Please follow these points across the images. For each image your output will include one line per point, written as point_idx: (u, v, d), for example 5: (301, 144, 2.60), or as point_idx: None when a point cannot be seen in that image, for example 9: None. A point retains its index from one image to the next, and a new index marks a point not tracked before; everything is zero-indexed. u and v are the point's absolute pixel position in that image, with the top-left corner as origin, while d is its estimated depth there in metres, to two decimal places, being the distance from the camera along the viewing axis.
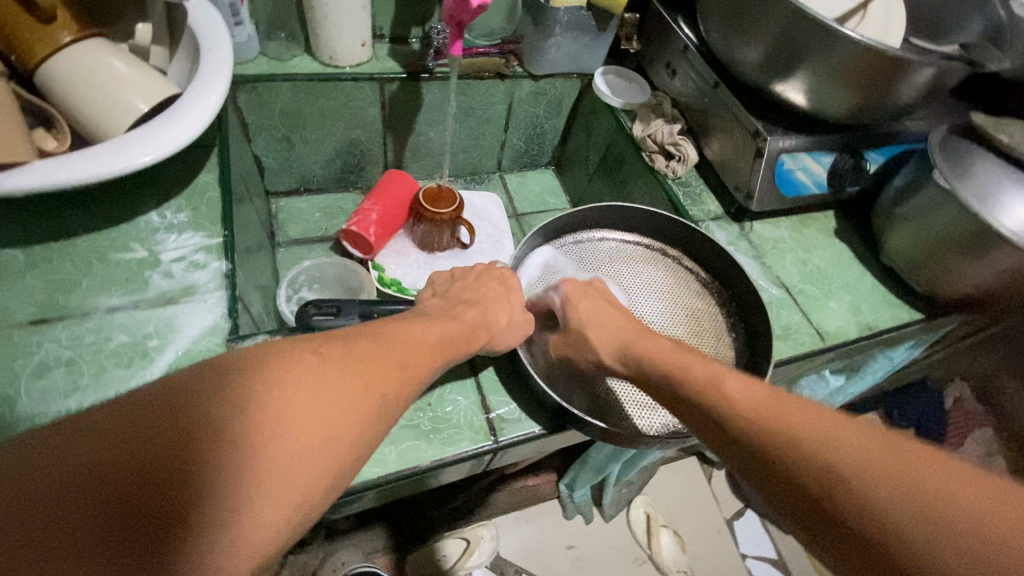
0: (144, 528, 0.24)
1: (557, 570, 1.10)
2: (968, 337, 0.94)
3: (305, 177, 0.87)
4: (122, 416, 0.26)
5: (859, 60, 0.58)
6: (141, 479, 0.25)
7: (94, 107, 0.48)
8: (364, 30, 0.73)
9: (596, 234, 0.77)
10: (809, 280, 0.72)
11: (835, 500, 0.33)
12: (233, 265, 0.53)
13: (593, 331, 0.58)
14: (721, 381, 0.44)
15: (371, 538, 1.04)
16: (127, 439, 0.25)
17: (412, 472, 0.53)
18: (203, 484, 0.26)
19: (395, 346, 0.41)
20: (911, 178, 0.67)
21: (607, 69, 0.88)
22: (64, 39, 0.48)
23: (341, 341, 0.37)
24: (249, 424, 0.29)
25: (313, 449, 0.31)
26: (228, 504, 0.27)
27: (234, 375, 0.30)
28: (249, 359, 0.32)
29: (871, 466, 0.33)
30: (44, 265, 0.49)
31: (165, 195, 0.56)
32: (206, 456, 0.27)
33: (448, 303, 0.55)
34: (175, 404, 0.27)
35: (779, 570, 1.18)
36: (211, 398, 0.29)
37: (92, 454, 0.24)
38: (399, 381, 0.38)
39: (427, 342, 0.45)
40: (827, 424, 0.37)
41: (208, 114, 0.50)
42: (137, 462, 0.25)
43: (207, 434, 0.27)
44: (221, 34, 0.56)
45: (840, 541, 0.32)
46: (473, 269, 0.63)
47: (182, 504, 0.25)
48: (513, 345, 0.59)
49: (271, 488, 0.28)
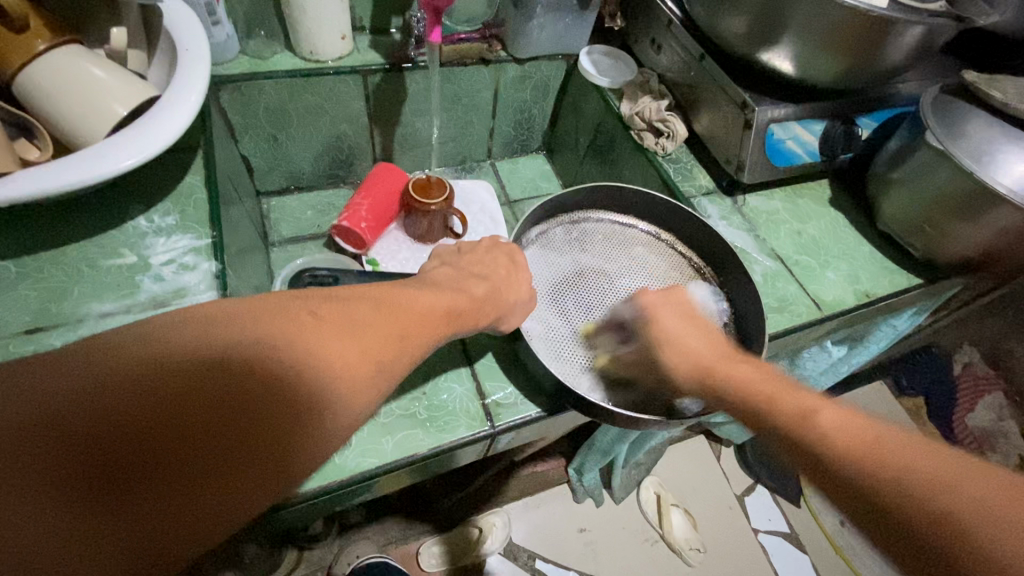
0: (202, 433, 0.29)
1: (569, 553, 1.11)
2: (972, 301, 0.93)
3: (294, 175, 0.87)
4: (165, 344, 0.30)
5: (846, 23, 0.57)
6: (185, 401, 0.29)
7: (74, 115, 0.48)
8: (342, 22, 0.73)
9: (590, 216, 0.77)
10: (804, 251, 0.72)
11: (901, 511, 0.32)
12: (223, 265, 0.53)
13: (677, 344, 0.53)
14: (798, 395, 0.42)
15: (384, 531, 1.04)
16: (172, 363, 0.29)
17: (410, 461, 0.53)
18: (188, 430, 0.28)
19: (398, 312, 0.41)
20: (905, 141, 0.66)
21: (593, 48, 0.87)
22: (39, 48, 0.48)
23: (341, 303, 0.38)
24: (232, 380, 0.30)
25: (314, 395, 0.33)
26: (267, 416, 0.31)
27: (240, 323, 0.33)
28: (247, 315, 0.34)
29: (942, 487, 0.32)
30: (36, 275, 0.50)
31: (152, 199, 0.56)
32: (242, 375, 0.31)
33: (456, 275, 0.54)
34: (205, 335, 0.31)
35: (792, 543, 1.19)
36: (229, 332, 0.32)
37: (82, 392, 0.27)
38: (396, 351, 0.39)
39: (433, 311, 0.45)
40: (884, 430, 0.36)
41: (188, 114, 0.50)
42: (143, 403, 0.28)
43: (236, 360, 0.31)
44: (197, 33, 0.56)
45: (903, 552, 0.32)
46: (480, 243, 0.62)
47: (158, 451, 0.27)
48: (518, 326, 0.59)
49: (243, 451, 0.30)
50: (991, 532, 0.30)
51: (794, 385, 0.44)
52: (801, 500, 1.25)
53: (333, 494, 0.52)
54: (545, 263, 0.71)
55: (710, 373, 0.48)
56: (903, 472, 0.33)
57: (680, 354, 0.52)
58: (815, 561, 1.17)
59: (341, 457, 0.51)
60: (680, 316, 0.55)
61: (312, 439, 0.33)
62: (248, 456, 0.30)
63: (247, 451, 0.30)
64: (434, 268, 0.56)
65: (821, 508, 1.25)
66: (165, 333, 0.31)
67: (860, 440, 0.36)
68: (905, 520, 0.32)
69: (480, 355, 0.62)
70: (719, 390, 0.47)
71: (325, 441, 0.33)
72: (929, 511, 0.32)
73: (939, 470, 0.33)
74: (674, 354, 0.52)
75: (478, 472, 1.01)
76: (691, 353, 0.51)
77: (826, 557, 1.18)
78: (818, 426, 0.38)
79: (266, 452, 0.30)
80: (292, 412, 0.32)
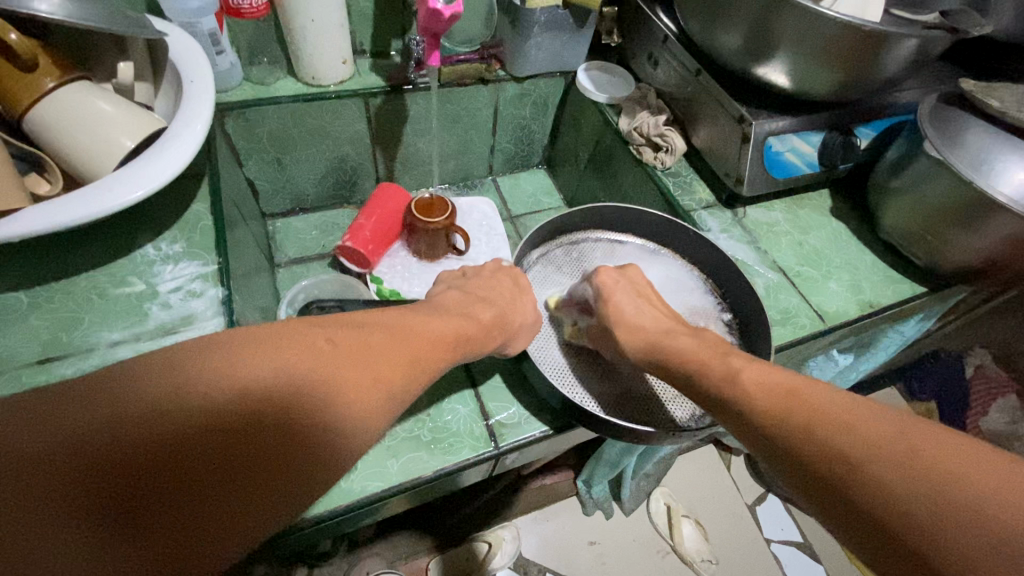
0: (219, 464, 0.29)
1: (580, 567, 1.10)
2: (979, 307, 0.92)
3: (299, 197, 0.89)
4: (189, 370, 0.31)
5: (839, 37, 0.57)
6: (205, 429, 0.29)
7: (83, 149, 0.50)
8: (343, 47, 0.74)
9: (592, 234, 0.77)
10: (806, 261, 0.72)
11: (843, 479, 0.36)
12: (230, 291, 0.53)
13: (626, 319, 0.58)
14: (726, 360, 0.48)
15: (394, 547, 1.05)
16: (196, 389, 0.30)
17: (414, 483, 0.54)
18: (206, 458, 0.29)
19: (407, 340, 0.42)
20: (904, 150, 0.66)
21: (590, 65, 0.88)
22: (48, 84, 0.49)
23: (356, 331, 0.39)
24: (244, 406, 0.31)
25: (321, 431, 0.33)
26: (280, 447, 0.31)
27: (259, 351, 0.34)
28: (265, 341, 0.34)
29: (879, 457, 0.35)
30: (46, 305, 0.51)
31: (159, 227, 0.57)
32: (261, 404, 0.31)
33: (464, 299, 0.55)
34: (228, 361, 0.32)
35: (805, 554, 1.17)
36: (251, 359, 0.33)
37: (96, 422, 0.27)
38: (405, 377, 0.40)
39: (440, 334, 0.46)
40: (841, 406, 0.39)
41: (195, 144, 0.51)
42: (166, 430, 0.28)
43: (255, 388, 0.32)
44: (202, 65, 0.57)
45: (840, 512, 0.36)
46: (485, 266, 0.63)
47: (172, 478, 0.28)
48: (524, 346, 0.59)
49: (257, 474, 0.30)
50: (869, 454, 0.35)
51: (727, 354, 0.49)
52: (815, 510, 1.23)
53: (341, 518, 0.52)
54: (548, 283, 0.72)
55: (655, 344, 0.55)
56: (843, 446, 0.37)
57: (631, 331, 0.57)
58: (830, 571, 1.16)
59: (347, 480, 0.52)
60: (632, 294, 0.61)
61: (325, 463, 0.33)
62: (260, 482, 0.30)
63: (259, 476, 0.30)
64: (440, 293, 0.57)
65: None
66: (182, 360, 0.31)
67: (816, 426, 0.39)
68: (805, 453, 0.38)
69: (484, 375, 0.63)
70: (687, 378, 0.50)
71: (337, 466, 0.34)
72: (852, 466, 0.36)
73: (836, 409, 0.39)
74: (624, 335, 0.57)
75: (486, 488, 1.01)
76: (641, 330, 0.57)
77: (841, 567, 1.17)
78: (741, 385, 0.45)
79: (276, 483, 0.31)
80: (308, 437, 0.32)
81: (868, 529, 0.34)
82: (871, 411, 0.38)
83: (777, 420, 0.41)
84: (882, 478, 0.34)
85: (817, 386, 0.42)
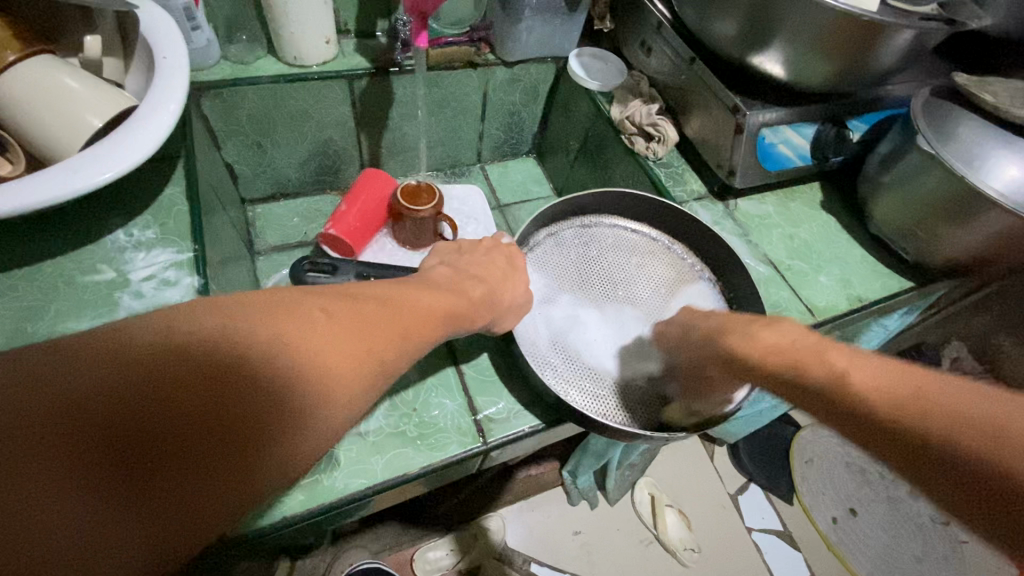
0: (220, 432, 0.28)
1: (564, 557, 1.11)
2: (959, 301, 0.94)
3: (280, 182, 0.86)
4: (183, 331, 0.29)
5: (837, 27, 0.56)
6: (205, 396, 0.28)
7: (48, 128, 0.47)
8: (327, 26, 0.71)
9: (605, 220, 0.76)
10: (797, 255, 0.71)
11: (959, 464, 0.32)
12: (206, 280, 0.51)
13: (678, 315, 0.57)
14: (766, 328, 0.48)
15: (379, 537, 1.03)
16: (193, 353, 0.28)
17: (400, 480, 0.52)
18: (206, 423, 0.27)
19: (402, 310, 0.40)
20: (896, 145, 0.66)
21: (582, 50, 0.87)
22: (9, 58, 0.46)
23: (352, 300, 0.37)
24: (243, 373, 0.29)
25: (319, 397, 0.32)
26: (279, 412, 0.30)
27: (254, 315, 0.32)
28: (260, 305, 0.33)
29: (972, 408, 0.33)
30: (9, 294, 0.48)
31: (131, 212, 0.54)
32: (258, 370, 0.30)
33: (456, 275, 0.52)
34: (225, 322, 0.30)
35: (786, 542, 1.19)
36: (247, 321, 0.31)
37: (86, 386, 0.25)
38: (401, 348, 0.38)
39: (433, 309, 0.43)
40: (923, 375, 0.37)
41: (168, 123, 0.49)
42: (164, 395, 0.27)
43: (253, 354, 0.30)
44: (175, 42, 0.54)
45: (921, 475, 0.34)
46: (481, 243, 0.62)
47: (170, 437, 0.26)
48: (512, 327, 0.58)
49: (256, 443, 0.29)
50: (951, 412, 0.34)
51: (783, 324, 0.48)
52: (795, 498, 1.25)
53: (321, 516, 0.50)
54: (552, 261, 0.71)
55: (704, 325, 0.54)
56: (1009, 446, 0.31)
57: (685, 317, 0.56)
58: (808, 558, 1.18)
59: (330, 477, 0.50)
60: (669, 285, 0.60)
61: (309, 433, 0.31)
62: (257, 444, 0.29)
63: (246, 446, 0.29)
64: (432, 268, 0.54)
65: (814, 504, 1.24)
66: (175, 320, 0.29)
67: (891, 396, 0.36)
68: (878, 420, 0.37)
69: (473, 369, 0.61)
70: (781, 377, 0.44)
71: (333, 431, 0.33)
72: (937, 430, 0.34)
73: (900, 376, 0.38)
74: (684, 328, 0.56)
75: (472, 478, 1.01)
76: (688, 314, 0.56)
77: (819, 555, 1.19)
78: (792, 356, 0.44)
79: (273, 449, 0.30)
80: (305, 403, 0.31)
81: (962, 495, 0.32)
82: (933, 376, 0.37)
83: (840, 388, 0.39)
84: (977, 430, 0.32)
85: (908, 370, 0.38)
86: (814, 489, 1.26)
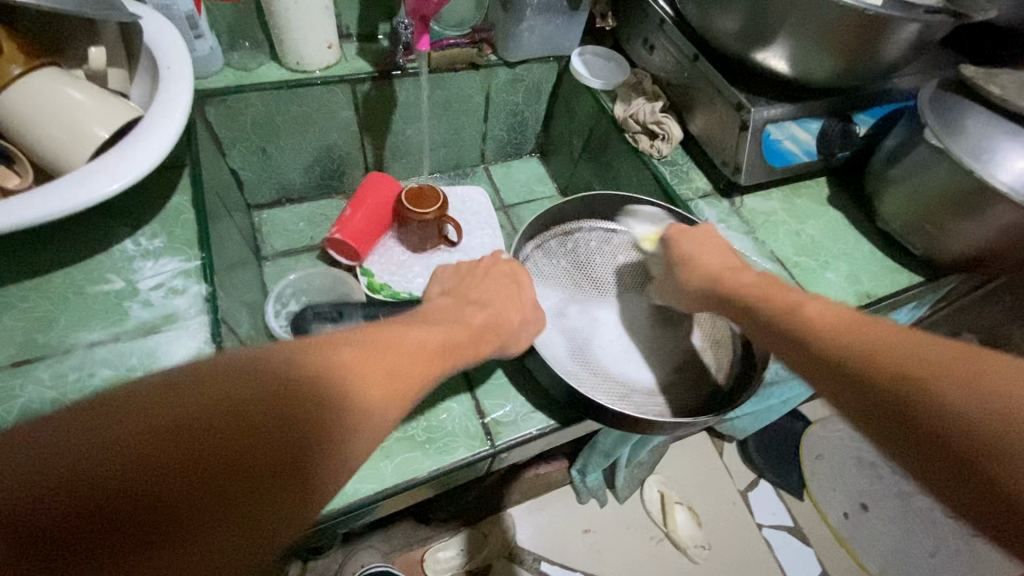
0: (245, 477, 0.28)
1: (574, 556, 1.11)
2: (970, 294, 0.93)
3: (285, 186, 0.86)
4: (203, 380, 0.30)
5: (841, 21, 0.56)
6: (229, 443, 0.28)
7: (54, 140, 0.47)
8: (329, 31, 0.71)
9: (585, 225, 0.76)
10: (804, 252, 0.71)
11: (928, 419, 0.34)
12: (213, 287, 0.51)
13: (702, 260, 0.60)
14: (788, 296, 0.50)
15: (390, 538, 1.03)
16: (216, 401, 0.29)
17: (410, 484, 0.53)
18: (232, 469, 0.28)
19: (398, 350, 0.41)
20: (904, 137, 0.66)
21: (584, 49, 0.86)
22: (14, 72, 0.46)
23: (348, 344, 0.38)
24: (263, 415, 0.30)
25: (335, 435, 0.32)
26: (302, 452, 0.30)
27: (266, 360, 0.32)
28: (272, 351, 0.33)
29: (992, 388, 0.33)
30: (20, 305, 0.48)
31: (138, 222, 0.55)
32: (277, 411, 0.30)
33: (455, 305, 0.54)
34: (241, 370, 0.31)
35: (797, 538, 1.19)
36: (262, 367, 0.32)
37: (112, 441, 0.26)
38: (401, 386, 0.39)
39: (429, 346, 0.44)
40: (924, 347, 0.38)
41: (173, 132, 0.49)
42: (191, 444, 0.27)
43: (274, 396, 0.30)
44: (179, 51, 0.54)
45: (891, 429, 0.36)
46: (482, 261, 0.62)
47: (198, 487, 0.26)
48: (526, 346, 0.58)
49: (280, 485, 0.29)
50: (943, 378, 0.35)
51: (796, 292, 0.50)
52: (805, 494, 1.24)
53: (332, 522, 0.51)
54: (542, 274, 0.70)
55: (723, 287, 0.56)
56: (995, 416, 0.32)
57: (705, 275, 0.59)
58: (820, 554, 1.17)
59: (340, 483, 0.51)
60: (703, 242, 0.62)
61: (328, 471, 0.32)
62: (281, 487, 0.29)
63: (270, 490, 0.29)
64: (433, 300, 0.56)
65: (825, 499, 1.24)
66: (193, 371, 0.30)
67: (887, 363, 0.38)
68: (868, 378, 0.38)
69: (480, 372, 0.61)
70: (783, 331, 0.47)
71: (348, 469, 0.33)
72: (921, 393, 0.35)
73: (898, 340, 0.39)
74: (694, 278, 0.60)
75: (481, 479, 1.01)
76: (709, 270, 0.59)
77: (831, 551, 1.18)
78: (808, 321, 0.45)
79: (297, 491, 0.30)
80: (323, 440, 0.31)
81: (927, 449, 0.34)
82: (933, 342, 0.38)
83: (842, 347, 0.41)
84: (979, 408, 0.33)
85: (917, 334, 0.40)
86: (825, 485, 1.25)
